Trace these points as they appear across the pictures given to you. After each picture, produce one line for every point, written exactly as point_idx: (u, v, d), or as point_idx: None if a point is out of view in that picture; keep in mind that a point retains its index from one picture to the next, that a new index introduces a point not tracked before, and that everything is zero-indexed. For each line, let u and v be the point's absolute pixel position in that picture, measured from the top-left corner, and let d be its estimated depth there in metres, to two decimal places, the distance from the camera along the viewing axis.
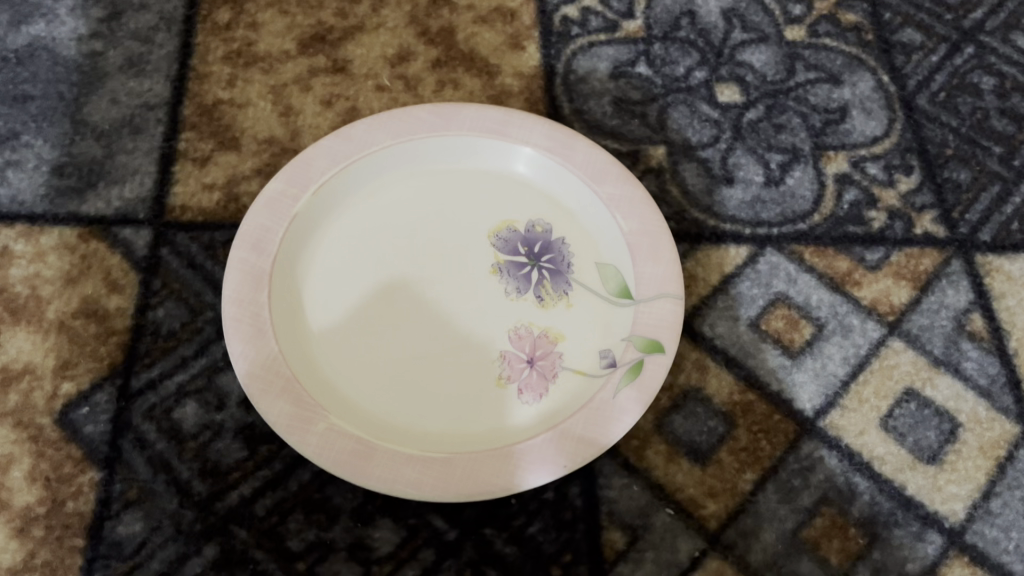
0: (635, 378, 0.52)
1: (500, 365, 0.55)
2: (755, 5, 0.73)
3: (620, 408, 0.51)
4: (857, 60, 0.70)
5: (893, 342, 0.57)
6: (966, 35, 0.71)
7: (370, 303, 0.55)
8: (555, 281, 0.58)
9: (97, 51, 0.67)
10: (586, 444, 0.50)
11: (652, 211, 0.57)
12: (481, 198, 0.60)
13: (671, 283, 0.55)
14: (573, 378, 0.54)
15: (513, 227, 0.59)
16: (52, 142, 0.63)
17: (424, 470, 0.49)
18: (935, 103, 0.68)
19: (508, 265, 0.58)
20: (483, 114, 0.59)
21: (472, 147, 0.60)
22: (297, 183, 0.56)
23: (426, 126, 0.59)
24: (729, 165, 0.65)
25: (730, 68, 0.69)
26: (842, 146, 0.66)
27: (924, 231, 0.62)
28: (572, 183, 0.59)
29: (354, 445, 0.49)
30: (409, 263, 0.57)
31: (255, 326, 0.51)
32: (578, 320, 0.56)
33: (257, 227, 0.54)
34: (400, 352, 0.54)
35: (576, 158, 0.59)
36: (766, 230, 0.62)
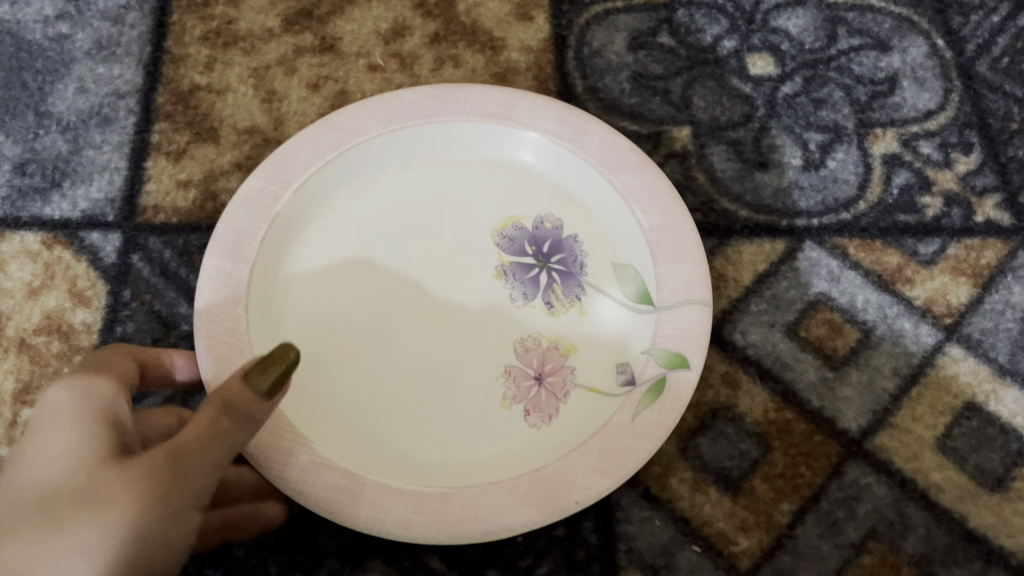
0: (654, 401, 0.45)
1: (505, 382, 0.49)
2: None
3: (639, 435, 0.44)
4: (907, 22, 0.63)
5: (951, 350, 0.51)
6: None
7: (359, 315, 0.50)
8: (567, 283, 0.51)
9: (63, 35, 0.61)
10: (601, 475, 0.43)
11: (676, 204, 0.50)
12: (484, 191, 0.54)
13: (696, 286, 0.48)
14: (586, 398, 0.48)
15: (519, 223, 0.53)
16: (14, 138, 0.57)
17: (417, 506, 0.42)
18: (997, 70, 0.61)
19: (513, 267, 0.52)
20: (485, 96, 0.52)
21: (474, 134, 0.53)
22: (277, 179, 0.49)
23: (423, 111, 0.52)
24: (763, 147, 0.58)
25: (764, 35, 0.62)
26: (891, 122, 0.59)
27: (985, 219, 0.55)
28: (585, 174, 0.52)
29: (341, 480, 0.42)
30: (402, 269, 0.51)
31: (230, 344, 0.45)
32: (592, 329, 0.50)
33: (234, 229, 0.48)
34: (394, 369, 0.48)
35: (589, 144, 0.52)
36: (804, 220, 0.55)
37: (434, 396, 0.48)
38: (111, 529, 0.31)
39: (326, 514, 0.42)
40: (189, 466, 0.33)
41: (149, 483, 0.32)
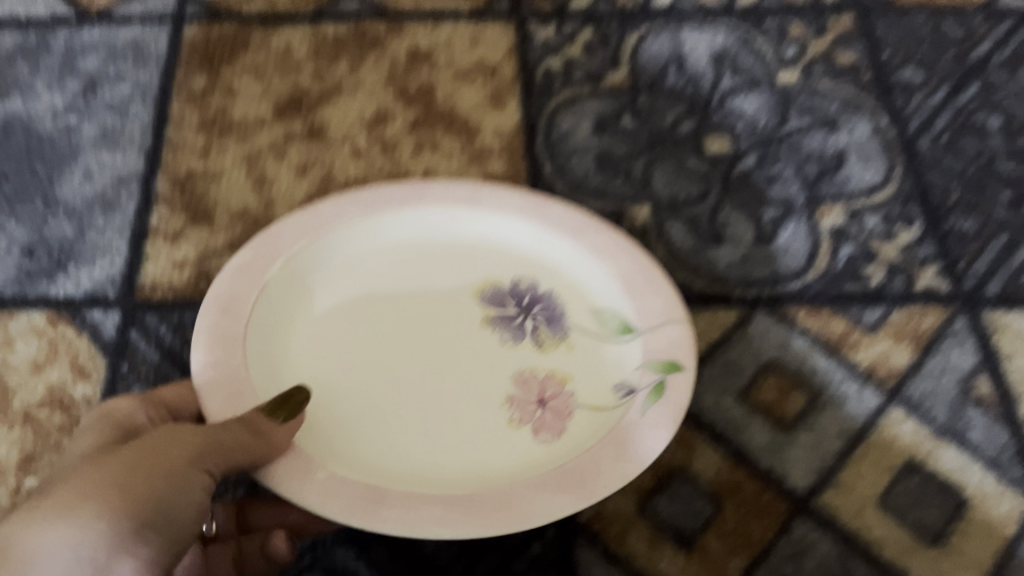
0: (660, 396, 0.47)
1: (509, 409, 0.51)
2: (747, 49, 0.70)
3: (648, 428, 0.45)
4: (854, 103, 0.67)
5: (892, 412, 0.54)
6: (970, 72, 0.69)
7: (355, 369, 0.51)
8: (553, 327, 0.54)
9: (71, 125, 0.66)
10: (621, 460, 0.44)
11: (642, 249, 0.53)
12: (459, 267, 0.56)
13: (675, 306, 0.50)
14: (589, 415, 0.50)
15: (498, 284, 0.55)
16: (23, 222, 0.62)
17: (448, 512, 0.42)
18: (938, 146, 0.65)
19: (498, 318, 0.54)
20: (453, 186, 0.56)
21: (444, 215, 0.56)
22: (264, 253, 0.52)
23: (396, 198, 0.55)
24: (718, 223, 0.62)
25: (720, 117, 0.67)
26: (838, 196, 0.63)
27: (925, 287, 0.59)
28: (553, 241, 0.55)
29: (361, 489, 0.43)
30: (392, 329, 0.53)
31: (232, 384, 0.46)
32: (585, 360, 0.52)
33: (224, 294, 0.49)
34: (395, 412, 0.50)
35: (553, 214, 0.55)
36: (756, 290, 0.59)
37: (437, 433, 0.49)
38: (92, 477, 0.39)
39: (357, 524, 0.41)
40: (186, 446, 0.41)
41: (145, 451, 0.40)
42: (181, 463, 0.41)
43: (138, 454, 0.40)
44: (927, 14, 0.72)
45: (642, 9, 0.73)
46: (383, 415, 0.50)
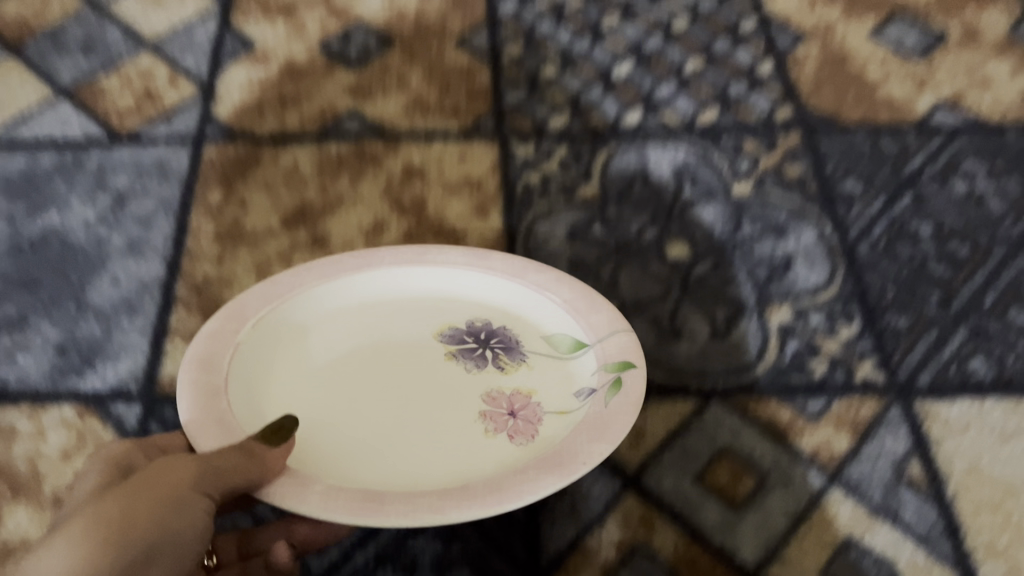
0: (619, 390, 0.53)
1: (483, 422, 0.56)
2: (705, 163, 0.79)
3: (616, 412, 0.52)
4: (801, 212, 0.75)
5: (833, 492, 0.60)
6: (904, 184, 0.77)
7: (334, 406, 0.57)
8: (510, 355, 0.60)
9: (101, 237, 0.74)
10: (598, 441, 0.50)
11: (578, 282, 0.61)
12: (422, 318, 0.62)
13: (619, 319, 0.58)
14: (557, 417, 0.56)
15: (454, 326, 0.62)
16: (56, 323, 0.69)
17: (440, 502, 0.46)
18: (876, 251, 0.73)
19: (460, 351, 0.61)
20: (400, 251, 0.63)
21: (404, 272, 0.63)
22: (235, 318, 0.56)
23: (357, 266, 0.62)
24: (677, 321, 0.69)
25: (681, 225, 0.75)
26: (786, 297, 0.70)
27: (863, 379, 0.66)
28: (498, 287, 0.62)
29: (359, 493, 0.46)
30: (365, 371, 0.59)
31: (223, 426, 0.50)
32: (545, 377, 0.59)
33: (202, 354, 0.53)
34: (376, 439, 0.55)
35: (495, 263, 0.62)
36: (711, 382, 0.66)
37: (417, 449, 0.55)
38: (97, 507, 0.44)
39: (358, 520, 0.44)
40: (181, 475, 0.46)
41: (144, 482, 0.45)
42: (186, 490, 0.46)
43: (144, 488, 0.45)
44: (866, 132, 0.80)
45: (612, 128, 0.82)
46: (359, 450, 0.54)
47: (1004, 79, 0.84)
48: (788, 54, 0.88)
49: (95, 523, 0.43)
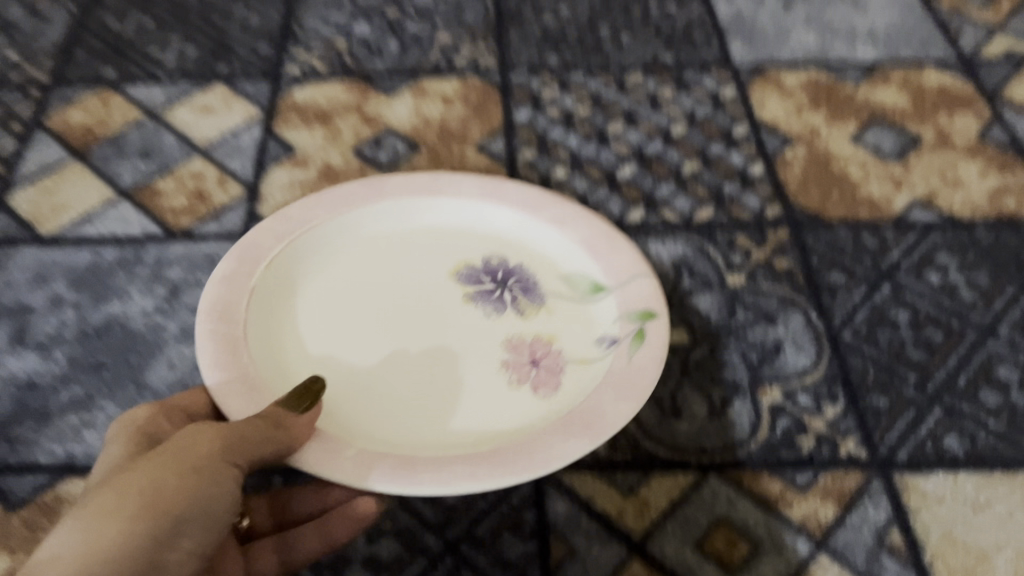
0: (640, 342, 0.68)
1: (507, 372, 0.72)
2: (702, 256, 0.87)
3: (639, 364, 0.66)
4: (790, 301, 0.83)
5: (820, 558, 0.66)
6: (883, 275, 0.85)
7: (374, 330, 0.74)
8: (529, 296, 0.78)
9: (158, 324, 0.82)
10: (621, 401, 0.63)
11: (582, 220, 0.79)
12: (418, 251, 0.80)
13: (639, 266, 0.74)
14: (578, 367, 0.71)
15: (469, 265, 0.79)
16: (119, 403, 0.76)
17: (472, 469, 0.59)
18: (858, 337, 0.80)
19: (477, 293, 0.78)
20: (414, 180, 0.81)
21: (402, 210, 0.80)
22: (247, 260, 0.72)
23: (351, 192, 0.79)
24: (678, 401, 0.76)
25: (680, 312, 0.82)
26: (776, 378, 0.77)
27: (847, 453, 0.72)
28: (510, 217, 0.81)
29: (394, 463, 0.59)
30: (398, 300, 0.76)
31: (244, 383, 0.63)
32: (557, 319, 0.76)
33: (220, 302, 0.67)
34: (410, 367, 0.72)
35: (509, 196, 0.81)
36: (709, 456, 0.72)
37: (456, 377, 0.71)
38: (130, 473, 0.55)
39: (400, 489, 0.57)
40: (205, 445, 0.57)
41: (173, 453, 0.57)
42: (211, 461, 0.58)
43: (171, 459, 0.56)
44: (848, 228, 0.89)
45: (618, 224, 0.90)
46: (398, 388, 0.70)
47: (974, 179, 0.93)
48: (776, 156, 0.96)
49: (132, 493, 0.54)
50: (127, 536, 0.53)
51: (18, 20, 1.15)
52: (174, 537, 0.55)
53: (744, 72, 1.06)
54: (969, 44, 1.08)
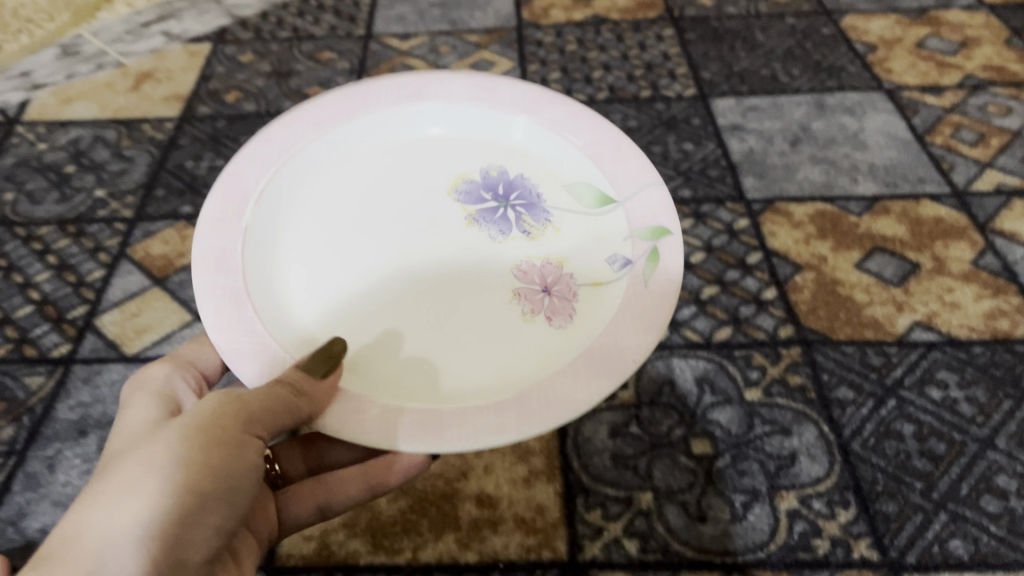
0: (656, 264, 0.75)
1: (521, 304, 0.79)
2: (722, 373, 0.96)
3: (656, 286, 0.74)
4: (803, 414, 0.91)
5: None
6: (888, 390, 0.93)
7: (374, 253, 0.81)
8: (533, 213, 0.87)
9: None
10: (644, 334, 0.70)
11: (579, 118, 0.89)
12: (411, 160, 0.90)
13: (651, 177, 0.82)
14: (593, 287, 0.79)
15: (468, 179, 0.89)
16: None
17: (502, 423, 0.64)
18: (867, 447, 0.87)
19: (479, 213, 0.86)
20: (392, 90, 0.92)
21: (385, 121, 0.91)
22: (232, 201, 0.78)
23: (331, 106, 0.89)
24: (703, 505, 0.83)
25: (703, 425, 0.90)
26: (792, 485, 0.85)
27: (861, 555, 0.79)
28: (499, 117, 0.91)
29: (420, 420, 0.65)
30: (399, 223, 0.84)
31: (257, 347, 0.68)
32: (564, 239, 0.84)
33: (216, 249, 0.74)
34: (420, 289, 0.79)
35: (500, 96, 0.92)
36: (732, 557, 0.79)
37: (466, 298, 0.79)
38: (156, 442, 0.61)
39: (427, 447, 0.63)
40: (228, 416, 0.64)
41: (196, 425, 0.63)
42: (235, 431, 0.64)
43: (193, 434, 0.62)
44: (855, 347, 0.97)
45: None
46: (414, 303, 0.78)
47: (970, 302, 1.02)
48: (788, 282, 1.06)
49: (156, 472, 0.59)
50: (154, 515, 0.58)
51: (106, 161, 1.30)
52: (199, 514, 0.60)
53: (756, 206, 1.17)
54: (961, 179, 1.18)
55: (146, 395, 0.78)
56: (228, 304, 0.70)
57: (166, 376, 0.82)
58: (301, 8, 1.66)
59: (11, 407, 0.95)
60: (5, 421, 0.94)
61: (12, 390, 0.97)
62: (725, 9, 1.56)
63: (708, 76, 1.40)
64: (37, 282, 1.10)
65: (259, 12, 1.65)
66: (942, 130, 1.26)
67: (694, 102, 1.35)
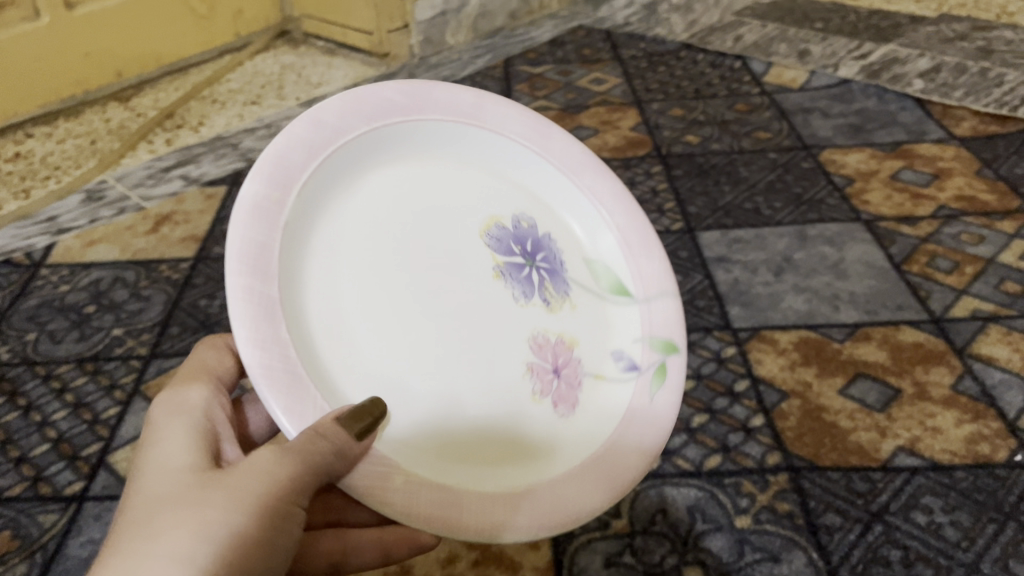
0: (662, 382, 0.80)
1: (532, 379, 0.75)
2: (713, 500, 0.98)
3: (657, 406, 0.78)
4: (792, 540, 0.93)
5: None
6: (875, 515, 0.95)
7: (407, 292, 0.72)
8: (555, 284, 0.81)
9: None
10: (642, 458, 0.74)
11: (621, 200, 0.86)
12: (452, 187, 0.79)
13: (667, 286, 0.84)
14: (597, 380, 0.80)
15: (501, 224, 0.80)
16: None
17: (513, 515, 0.66)
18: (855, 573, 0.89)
19: (508, 270, 0.79)
20: (461, 96, 0.79)
21: (445, 131, 0.78)
22: (275, 190, 0.66)
23: (393, 100, 0.75)
24: None
25: (695, 552, 0.93)
26: None
27: None
28: (550, 173, 0.84)
29: (439, 497, 0.65)
30: (430, 261, 0.74)
31: (294, 376, 0.62)
32: (579, 322, 0.81)
33: (258, 243, 0.63)
34: (450, 349, 0.72)
35: (553, 145, 0.84)
36: None
37: (489, 366, 0.74)
38: (202, 518, 0.57)
39: (442, 529, 0.63)
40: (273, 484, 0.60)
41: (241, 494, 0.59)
42: (280, 502, 0.60)
43: (248, 501, 0.58)
44: (840, 472, 1.00)
45: None
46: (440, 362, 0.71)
47: (951, 427, 1.05)
48: (774, 408, 1.10)
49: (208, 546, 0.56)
50: None
51: (124, 301, 1.37)
52: None
53: (742, 334, 1.22)
54: (938, 305, 1.23)
55: (181, 423, 0.66)
56: (259, 332, 0.61)
57: (190, 393, 0.69)
58: None
59: (24, 543, 0.98)
60: (19, 558, 0.97)
61: (26, 526, 1.01)
62: (709, 147, 1.66)
63: (694, 210, 1.48)
64: (54, 421, 1.15)
65: None
66: (918, 258, 1.32)
67: (681, 235, 1.43)
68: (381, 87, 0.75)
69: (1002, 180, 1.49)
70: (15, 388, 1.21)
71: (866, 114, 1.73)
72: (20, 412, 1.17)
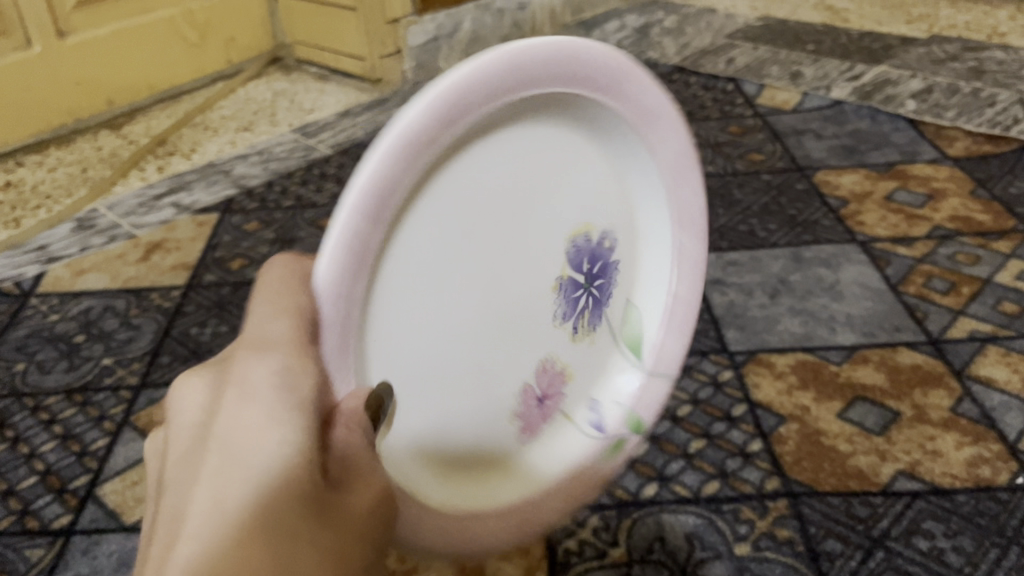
0: (610, 455, 0.84)
1: (519, 400, 0.73)
2: (711, 527, 0.97)
3: (598, 467, 0.83)
4: (793, 568, 0.91)
5: None
6: (876, 541, 0.94)
7: (477, 277, 0.64)
8: (593, 315, 0.78)
9: None
10: (558, 507, 0.80)
11: (697, 280, 0.84)
12: (577, 171, 0.70)
13: (672, 373, 0.86)
14: (564, 419, 0.80)
15: (588, 234, 0.73)
16: None
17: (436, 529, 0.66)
18: None
19: (566, 282, 0.73)
20: (648, 102, 0.70)
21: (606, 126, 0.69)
22: (448, 120, 0.54)
23: (592, 69, 0.63)
24: None
25: None
26: None
27: None
28: (655, 214, 0.78)
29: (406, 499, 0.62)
30: (511, 249, 0.66)
31: (342, 336, 0.52)
32: (586, 360, 0.80)
33: (402, 183, 0.52)
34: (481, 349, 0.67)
35: (680, 194, 0.78)
36: None
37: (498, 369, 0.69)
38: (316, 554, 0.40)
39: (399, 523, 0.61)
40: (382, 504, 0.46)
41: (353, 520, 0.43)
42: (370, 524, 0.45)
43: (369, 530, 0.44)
44: (840, 498, 0.99)
45: (634, 499, 1.01)
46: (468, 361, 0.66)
47: (952, 450, 1.04)
48: (772, 433, 1.08)
49: None
50: None
51: (114, 330, 1.35)
52: None
53: (739, 357, 1.21)
54: (936, 326, 1.22)
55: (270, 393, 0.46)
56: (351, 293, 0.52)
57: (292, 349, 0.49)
58: (304, 178, 1.76)
59: None
60: None
61: (12, 562, 0.98)
62: (702, 169, 1.66)
63: None
64: (41, 452, 1.13)
65: (265, 182, 1.75)
66: (915, 279, 1.32)
67: None
68: (589, 49, 0.63)
69: (997, 200, 1.49)
70: (3, 420, 1.19)
71: (860, 134, 1.73)
72: (7, 444, 1.15)
